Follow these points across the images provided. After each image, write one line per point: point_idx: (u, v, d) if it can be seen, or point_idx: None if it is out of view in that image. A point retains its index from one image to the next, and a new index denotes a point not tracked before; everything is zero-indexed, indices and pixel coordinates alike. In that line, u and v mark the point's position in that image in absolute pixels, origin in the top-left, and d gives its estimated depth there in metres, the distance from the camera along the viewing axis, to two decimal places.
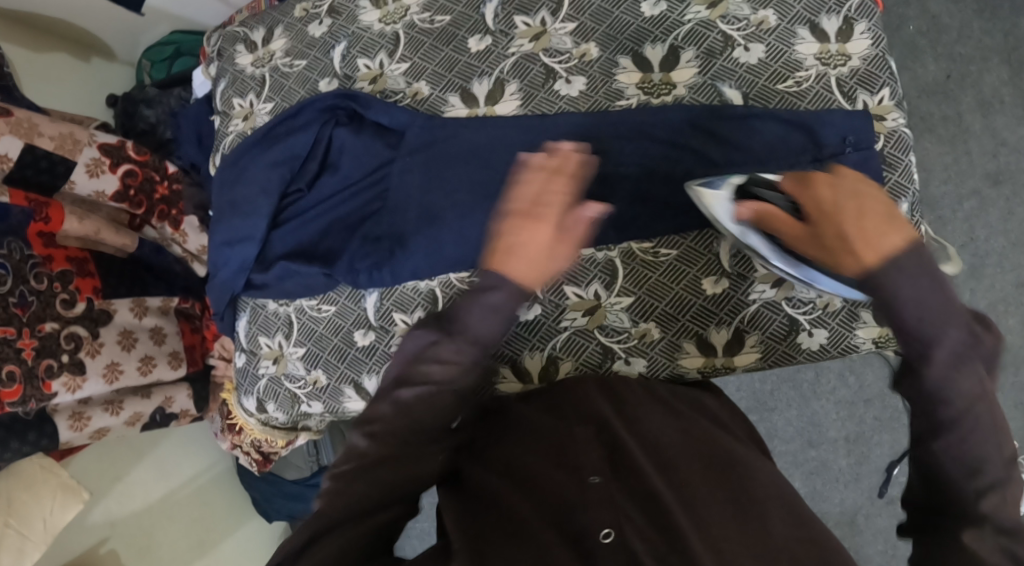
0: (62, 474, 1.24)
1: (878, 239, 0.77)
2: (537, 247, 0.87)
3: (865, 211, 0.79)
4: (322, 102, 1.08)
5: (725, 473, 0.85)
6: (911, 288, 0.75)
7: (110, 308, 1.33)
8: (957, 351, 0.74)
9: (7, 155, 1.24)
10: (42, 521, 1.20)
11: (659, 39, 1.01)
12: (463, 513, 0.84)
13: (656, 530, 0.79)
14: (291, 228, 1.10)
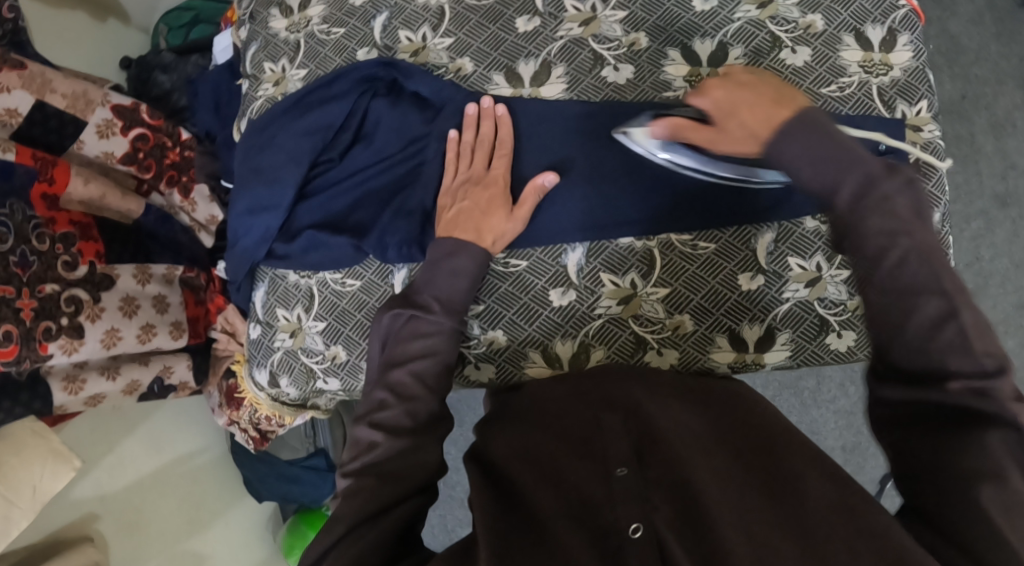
0: (52, 439, 1.19)
1: (771, 115, 0.81)
2: (492, 214, 0.96)
3: (755, 100, 0.83)
4: (361, 71, 1.06)
5: (766, 465, 0.78)
6: (807, 152, 0.77)
7: (113, 273, 1.29)
8: (863, 189, 0.75)
9: (16, 110, 1.20)
10: (32, 487, 1.14)
11: (708, 34, 1.02)
12: (490, 504, 0.80)
13: (685, 522, 0.74)
14: (319, 200, 1.08)
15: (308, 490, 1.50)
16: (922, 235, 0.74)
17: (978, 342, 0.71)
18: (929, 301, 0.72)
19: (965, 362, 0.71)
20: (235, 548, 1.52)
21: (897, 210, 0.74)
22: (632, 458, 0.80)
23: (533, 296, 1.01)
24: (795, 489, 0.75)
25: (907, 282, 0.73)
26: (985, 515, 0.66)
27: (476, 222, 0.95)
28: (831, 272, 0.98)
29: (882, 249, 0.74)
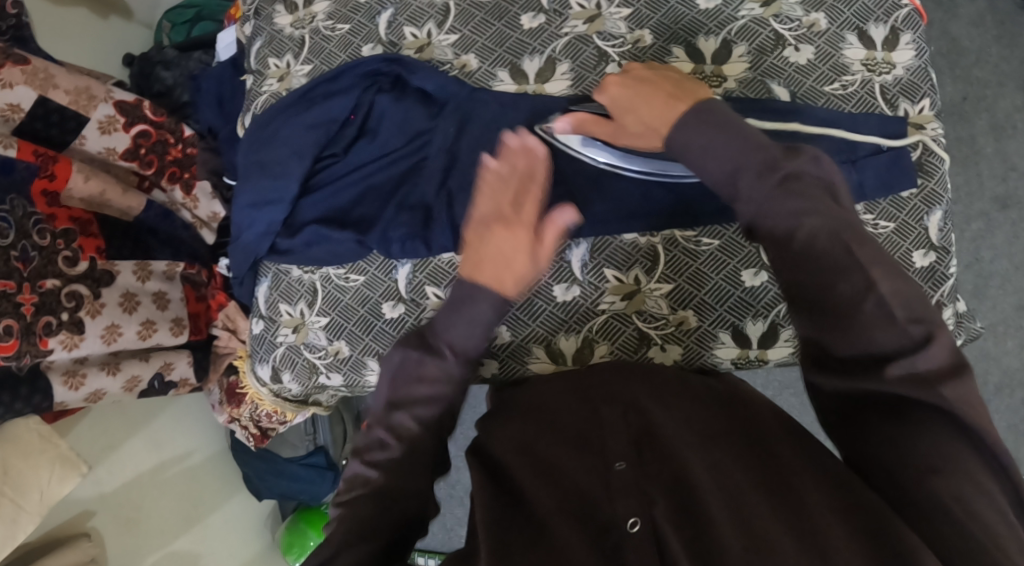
0: (62, 445, 1.18)
1: (668, 110, 0.88)
2: (519, 257, 0.89)
3: (650, 97, 0.91)
4: (366, 67, 1.06)
5: (765, 461, 0.78)
6: (704, 146, 0.85)
7: (113, 269, 1.29)
8: (767, 175, 0.82)
9: (19, 105, 1.20)
10: (40, 492, 1.15)
11: (712, 32, 1.02)
12: (486, 502, 0.80)
13: (684, 513, 0.73)
14: (323, 195, 1.08)
15: (306, 487, 1.50)
16: (826, 211, 0.79)
17: (903, 315, 0.74)
18: (844, 280, 0.76)
19: (888, 340, 0.74)
20: (235, 546, 1.51)
21: (805, 189, 0.80)
22: (629, 452, 0.81)
23: (536, 291, 1.01)
24: (795, 484, 0.74)
25: (820, 260, 0.77)
26: (940, 504, 0.69)
27: (501, 267, 0.89)
28: None
29: (792, 229, 0.79)
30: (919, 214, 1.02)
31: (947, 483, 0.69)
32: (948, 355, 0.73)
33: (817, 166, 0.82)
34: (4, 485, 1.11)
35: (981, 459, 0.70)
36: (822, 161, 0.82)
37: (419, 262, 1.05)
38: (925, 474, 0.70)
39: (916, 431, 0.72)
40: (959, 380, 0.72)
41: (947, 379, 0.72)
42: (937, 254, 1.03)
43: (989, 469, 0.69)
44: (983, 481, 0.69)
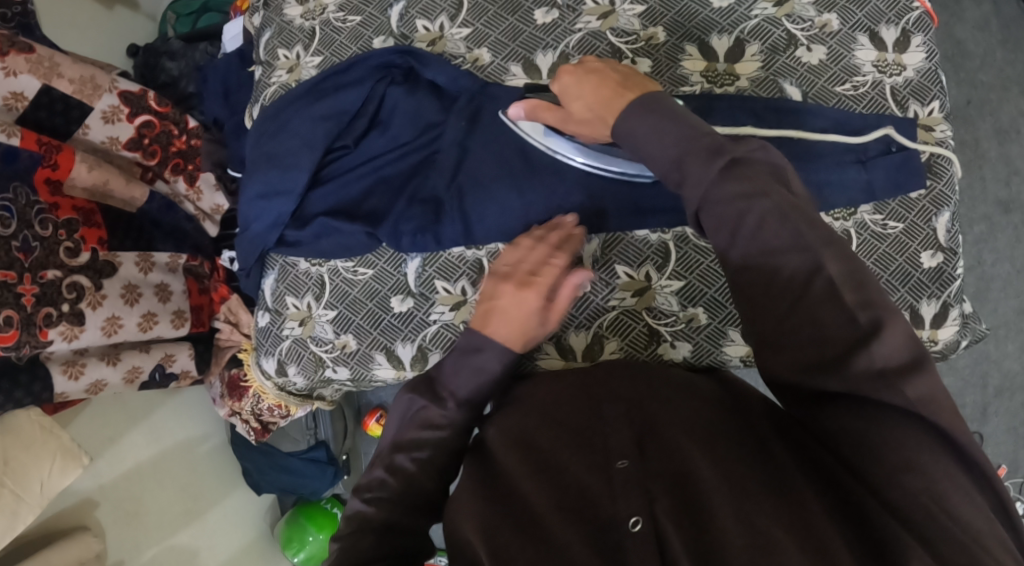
0: (63, 436, 1.18)
1: (616, 101, 0.85)
2: (528, 319, 0.91)
3: (601, 84, 0.87)
4: (378, 59, 1.06)
5: (760, 462, 0.76)
6: (646, 138, 0.82)
7: (115, 260, 1.27)
8: (712, 161, 0.77)
9: (22, 94, 1.19)
10: (40, 484, 1.14)
11: (726, 31, 1.03)
12: (484, 508, 0.79)
13: (686, 515, 0.72)
14: (332, 187, 1.07)
15: (308, 481, 1.49)
16: (773, 193, 0.75)
17: (853, 299, 0.72)
18: (794, 261, 0.74)
19: (840, 331, 0.71)
20: (233, 541, 1.50)
21: (751, 172, 0.76)
22: (632, 450, 0.79)
23: None
24: (792, 485, 0.73)
25: (767, 246, 0.75)
26: (919, 499, 0.66)
27: (516, 329, 0.90)
28: None
29: (739, 216, 0.76)
30: (927, 215, 1.03)
31: (923, 481, 0.67)
32: (907, 345, 0.70)
33: (764, 153, 0.78)
34: (4, 476, 1.10)
35: (956, 457, 0.67)
36: (769, 150, 0.78)
37: (428, 256, 1.05)
38: (900, 472, 0.68)
39: (885, 426, 0.69)
40: (920, 374, 0.69)
41: (907, 374, 0.69)
42: (945, 255, 1.03)
43: (962, 464, 0.67)
44: (959, 480, 0.66)
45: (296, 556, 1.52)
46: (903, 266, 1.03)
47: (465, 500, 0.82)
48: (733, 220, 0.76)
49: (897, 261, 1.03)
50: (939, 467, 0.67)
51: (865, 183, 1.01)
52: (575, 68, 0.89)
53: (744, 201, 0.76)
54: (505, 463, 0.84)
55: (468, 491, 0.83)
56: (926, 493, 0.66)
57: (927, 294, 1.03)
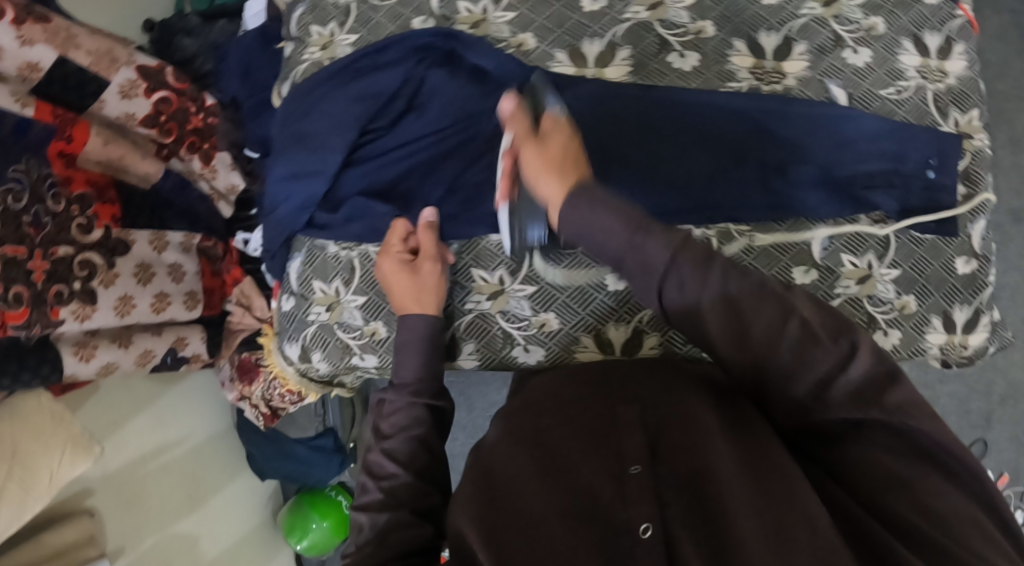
0: (74, 426, 1.12)
1: (578, 168, 0.86)
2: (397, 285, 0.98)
3: (573, 149, 0.88)
4: (417, 40, 1.04)
5: (773, 471, 0.74)
6: (601, 216, 0.81)
7: (128, 238, 1.24)
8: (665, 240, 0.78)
9: (38, 64, 1.14)
10: (49, 475, 1.08)
11: (774, 28, 1.03)
12: (485, 509, 0.77)
13: (698, 518, 0.71)
14: (366, 169, 1.05)
15: (313, 469, 1.46)
16: (716, 270, 0.76)
17: (825, 334, 0.73)
18: (762, 311, 0.74)
19: (820, 367, 0.72)
20: (235, 530, 1.46)
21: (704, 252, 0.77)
22: (645, 455, 0.77)
23: (588, 279, 1.01)
24: (791, 487, 0.72)
25: (736, 298, 0.75)
26: (904, 518, 0.68)
27: (400, 292, 0.97)
28: (881, 270, 1.02)
29: (696, 298, 0.76)
30: (963, 223, 1.03)
31: (915, 495, 0.69)
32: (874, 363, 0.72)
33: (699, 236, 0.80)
34: (12, 465, 1.05)
35: (941, 469, 0.70)
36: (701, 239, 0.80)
37: (465, 242, 1.03)
38: (893, 489, 0.70)
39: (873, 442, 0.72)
40: (895, 387, 0.71)
41: (886, 392, 0.71)
42: (979, 262, 1.03)
43: (951, 479, 0.70)
44: (943, 488, 0.69)
45: (299, 543, 1.47)
46: (938, 271, 1.03)
47: (465, 497, 0.80)
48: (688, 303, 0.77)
49: (933, 266, 1.02)
50: (927, 479, 0.70)
51: (898, 203, 1.01)
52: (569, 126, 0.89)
53: (699, 281, 0.76)
54: (509, 467, 0.82)
55: (465, 500, 0.79)
56: (917, 502, 0.69)
57: (960, 300, 1.03)
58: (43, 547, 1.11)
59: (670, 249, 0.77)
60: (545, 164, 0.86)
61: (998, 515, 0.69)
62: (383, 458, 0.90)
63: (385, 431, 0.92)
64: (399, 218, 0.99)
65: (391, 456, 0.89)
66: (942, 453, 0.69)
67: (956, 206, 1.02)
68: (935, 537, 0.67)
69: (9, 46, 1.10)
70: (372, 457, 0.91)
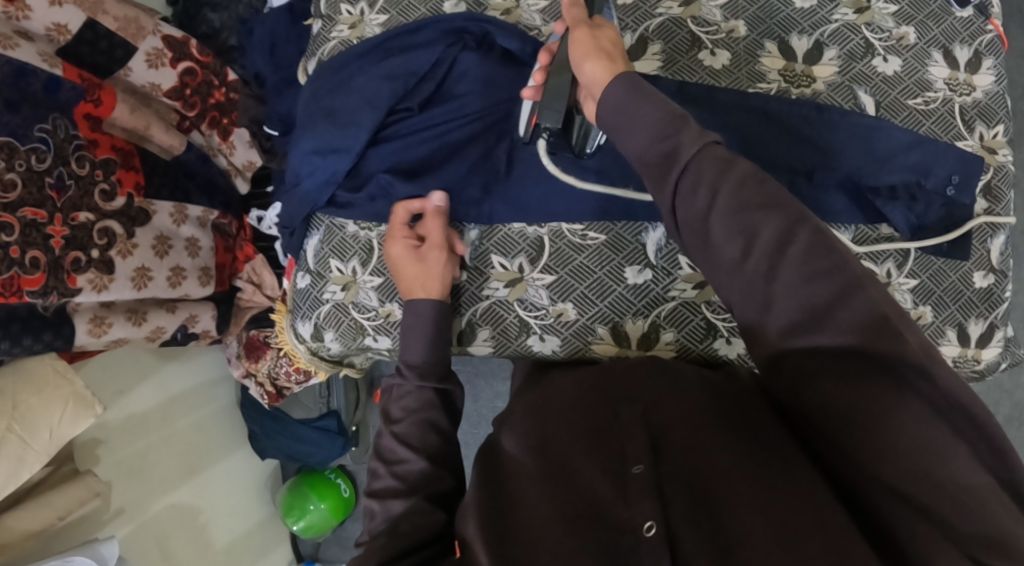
0: (76, 382, 1.13)
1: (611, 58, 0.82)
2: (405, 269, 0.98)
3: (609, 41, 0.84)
4: (450, 23, 1.04)
5: (778, 467, 0.72)
6: (629, 107, 0.77)
7: (150, 208, 1.23)
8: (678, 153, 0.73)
9: (66, 26, 1.13)
10: (49, 431, 1.08)
11: (806, 32, 1.03)
12: (491, 516, 0.79)
13: (700, 512, 0.72)
14: (393, 147, 1.05)
15: (314, 447, 1.46)
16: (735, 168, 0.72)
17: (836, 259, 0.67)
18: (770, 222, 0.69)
19: (820, 293, 0.66)
20: (235, 510, 1.45)
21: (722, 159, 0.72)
22: (646, 453, 0.77)
23: (608, 272, 1.01)
24: (785, 482, 0.70)
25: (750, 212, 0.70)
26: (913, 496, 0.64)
27: (406, 279, 0.98)
28: (899, 280, 1.02)
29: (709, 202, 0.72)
30: (982, 237, 1.03)
31: (910, 459, 0.64)
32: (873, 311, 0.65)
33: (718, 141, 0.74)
34: (12, 421, 1.05)
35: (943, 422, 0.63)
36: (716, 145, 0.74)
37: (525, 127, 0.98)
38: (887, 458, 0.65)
39: (875, 410, 0.65)
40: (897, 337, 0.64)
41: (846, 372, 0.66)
42: (996, 277, 1.04)
43: (953, 432, 0.63)
44: (945, 442, 0.63)
45: (296, 524, 1.46)
46: (956, 283, 1.03)
47: (470, 500, 0.82)
48: (702, 207, 0.72)
49: (951, 278, 1.03)
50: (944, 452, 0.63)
51: (916, 219, 1.01)
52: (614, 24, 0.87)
53: (712, 186, 0.72)
54: (519, 466, 0.84)
55: (475, 499, 0.82)
56: (932, 477, 0.63)
57: (976, 313, 1.04)
58: (48, 508, 1.07)
59: (693, 145, 0.73)
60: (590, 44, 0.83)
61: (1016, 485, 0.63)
62: (395, 442, 0.90)
63: (397, 415, 0.92)
64: (398, 204, 1.01)
65: (405, 440, 0.90)
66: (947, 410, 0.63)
67: (972, 218, 1.02)
68: (945, 514, 0.62)
69: (38, 6, 1.09)
70: (385, 439, 0.91)
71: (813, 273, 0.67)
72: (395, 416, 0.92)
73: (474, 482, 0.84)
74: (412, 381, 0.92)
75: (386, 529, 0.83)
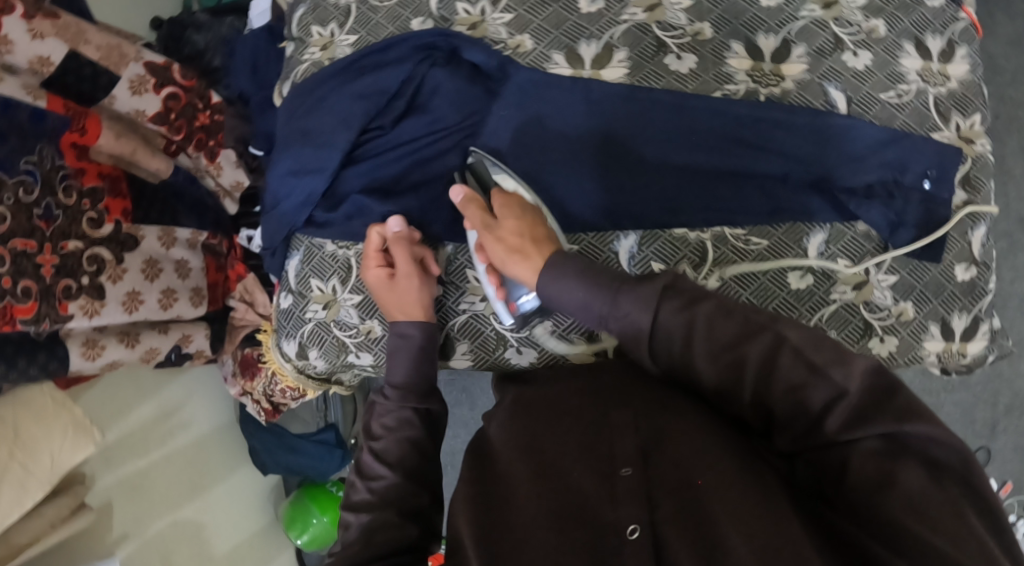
0: (75, 412, 1.15)
1: (525, 260, 0.90)
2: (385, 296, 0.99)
3: (515, 237, 0.92)
4: (420, 39, 1.04)
5: (761, 480, 0.73)
6: (568, 293, 0.86)
7: (138, 233, 1.25)
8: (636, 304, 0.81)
9: (49, 58, 1.14)
10: (50, 457, 1.11)
11: (773, 30, 1.02)
12: (478, 513, 0.79)
13: (687, 517, 0.72)
14: (367, 166, 1.06)
15: (313, 462, 1.47)
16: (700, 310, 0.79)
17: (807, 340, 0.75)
18: (756, 343, 0.77)
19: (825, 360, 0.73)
20: (238, 523, 1.47)
21: (683, 290, 0.81)
22: (636, 457, 0.77)
23: None
24: (774, 493, 0.72)
25: (725, 342, 0.78)
26: (899, 524, 0.67)
27: (387, 304, 0.99)
28: (878, 277, 1.01)
29: (687, 338, 0.79)
30: (963, 228, 1.02)
31: (902, 494, 0.68)
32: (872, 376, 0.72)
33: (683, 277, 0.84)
34: (14, 448, 1.07)
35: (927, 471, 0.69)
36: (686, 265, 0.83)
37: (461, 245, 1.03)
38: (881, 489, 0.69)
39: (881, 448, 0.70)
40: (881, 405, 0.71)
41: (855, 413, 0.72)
42: (978, 269, 1.02)
43: (935, 479, 0.69)
44: (926, 486, 0.68)
45: (300, 538, 1.48)
46: (937, 277, 1.02)
47: (461, 498, 0.81)
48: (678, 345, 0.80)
49: (931, 273, 1.01)
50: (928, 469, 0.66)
51: (895, 216, 1.00)
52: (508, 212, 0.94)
53: (686, 323, 0.79)
54: (508, 469, 0.82)
55: (465, 499, 0.81)
56: (913, 512, 0.67)
57: (959, 307, 1.02)
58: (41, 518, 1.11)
59: (649, 308, 0.81)
60: (501, 253, 0.92)
61: (989, 515, 0.68)
62: (374, 460, 0.90)
63: (377, 432, 0.92)
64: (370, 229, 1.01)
65: (383, 456, 0.90)
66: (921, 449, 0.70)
67: (954, 213, 1.01)
68: (921, 535, 0.66)
69: (20, 40, 1.10)
70: (365, 456, 0.92)
71: (807, 368, 0.74)
72: (377, 433, 0.92)
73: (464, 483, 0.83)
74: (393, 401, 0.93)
75: (361, 538, 0.84)
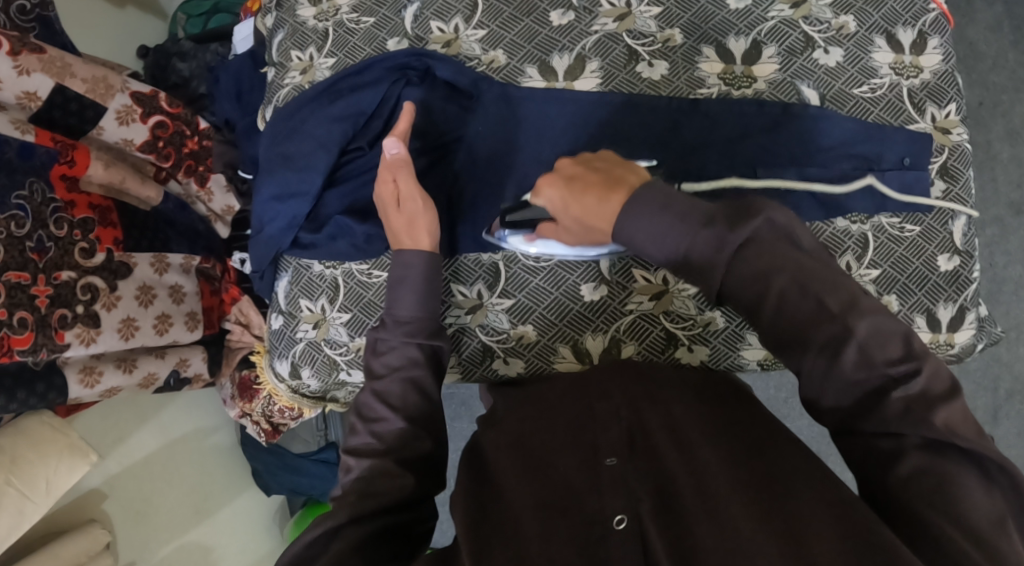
0: (71, 434, 1.17)
1: (603, 210, 0.83)
2: (392, 221, 0.97)
3: (583, 191, 0.85)
4: (394, 60, 1.06)
5: (757, 485, 0.72)
6: (657, 229, 0.79)
7: (130, 261, 1.27)
8: (719, 258, 0.76)
9: (36, 93, 1.15)
10: (47, 482, 1.12)
11: (742, 32, 1.03)
12: (473, 509, 0.77)
13: (667, 515, 0.72)
14: (349, 187, 1.08)
15: (313, 480, 1.49)
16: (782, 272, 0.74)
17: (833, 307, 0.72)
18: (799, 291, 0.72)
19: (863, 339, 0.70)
20: (239, 542, 1.48)
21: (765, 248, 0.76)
22: (621, 448, 0.78)
23: (564, 291, 1.03)
24: (771, 486, 0.71)
25: (797, 316, 0.74)
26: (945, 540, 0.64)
27: (395, 226, 0.96)
28: (861, 270, 1.01)
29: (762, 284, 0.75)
30: (943, 217, 1.01)
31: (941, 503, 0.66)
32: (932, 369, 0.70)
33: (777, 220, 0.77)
34: (10, 475, 1.09)
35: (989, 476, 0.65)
36: (776, 218, 0.77)
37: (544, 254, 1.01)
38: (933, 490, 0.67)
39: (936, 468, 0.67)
40: (882, 396, 0.70)
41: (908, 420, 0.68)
42: (961, 258, 1.01)
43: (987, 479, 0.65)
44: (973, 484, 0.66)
45: None
46: (921, 268, 1.01)
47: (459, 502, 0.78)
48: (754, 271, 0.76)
49: (914, 264, 1.01)
50: (957, 474, 0.67)
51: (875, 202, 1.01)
52: (555, 180, 0.88)
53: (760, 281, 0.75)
54: (497, 461, 0.82)
55: (457, 501, 0.78)
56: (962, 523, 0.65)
57: (944, 297, 1.02)
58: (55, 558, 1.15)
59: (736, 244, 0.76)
60: (581, 210, 0.85)
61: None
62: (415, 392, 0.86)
63: (379, 371, 0.88)
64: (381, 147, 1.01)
65: None
66: (950, 438, 0.67)
67: (928, 199, 1.01)
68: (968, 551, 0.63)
69: (7, 76, 1.11)
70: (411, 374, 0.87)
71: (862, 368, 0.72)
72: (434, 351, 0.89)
73: (461, 477, 0.82)
74: (397, 336, 0.89)
75: None
